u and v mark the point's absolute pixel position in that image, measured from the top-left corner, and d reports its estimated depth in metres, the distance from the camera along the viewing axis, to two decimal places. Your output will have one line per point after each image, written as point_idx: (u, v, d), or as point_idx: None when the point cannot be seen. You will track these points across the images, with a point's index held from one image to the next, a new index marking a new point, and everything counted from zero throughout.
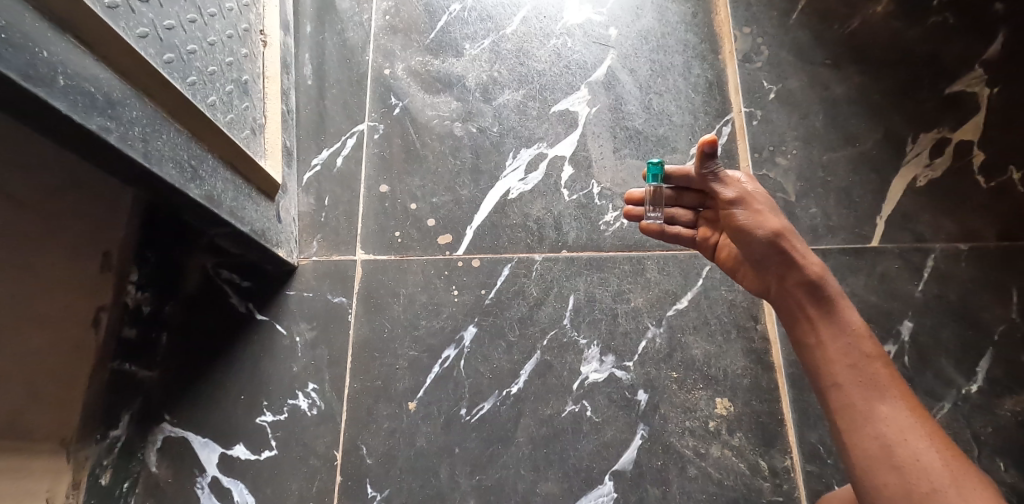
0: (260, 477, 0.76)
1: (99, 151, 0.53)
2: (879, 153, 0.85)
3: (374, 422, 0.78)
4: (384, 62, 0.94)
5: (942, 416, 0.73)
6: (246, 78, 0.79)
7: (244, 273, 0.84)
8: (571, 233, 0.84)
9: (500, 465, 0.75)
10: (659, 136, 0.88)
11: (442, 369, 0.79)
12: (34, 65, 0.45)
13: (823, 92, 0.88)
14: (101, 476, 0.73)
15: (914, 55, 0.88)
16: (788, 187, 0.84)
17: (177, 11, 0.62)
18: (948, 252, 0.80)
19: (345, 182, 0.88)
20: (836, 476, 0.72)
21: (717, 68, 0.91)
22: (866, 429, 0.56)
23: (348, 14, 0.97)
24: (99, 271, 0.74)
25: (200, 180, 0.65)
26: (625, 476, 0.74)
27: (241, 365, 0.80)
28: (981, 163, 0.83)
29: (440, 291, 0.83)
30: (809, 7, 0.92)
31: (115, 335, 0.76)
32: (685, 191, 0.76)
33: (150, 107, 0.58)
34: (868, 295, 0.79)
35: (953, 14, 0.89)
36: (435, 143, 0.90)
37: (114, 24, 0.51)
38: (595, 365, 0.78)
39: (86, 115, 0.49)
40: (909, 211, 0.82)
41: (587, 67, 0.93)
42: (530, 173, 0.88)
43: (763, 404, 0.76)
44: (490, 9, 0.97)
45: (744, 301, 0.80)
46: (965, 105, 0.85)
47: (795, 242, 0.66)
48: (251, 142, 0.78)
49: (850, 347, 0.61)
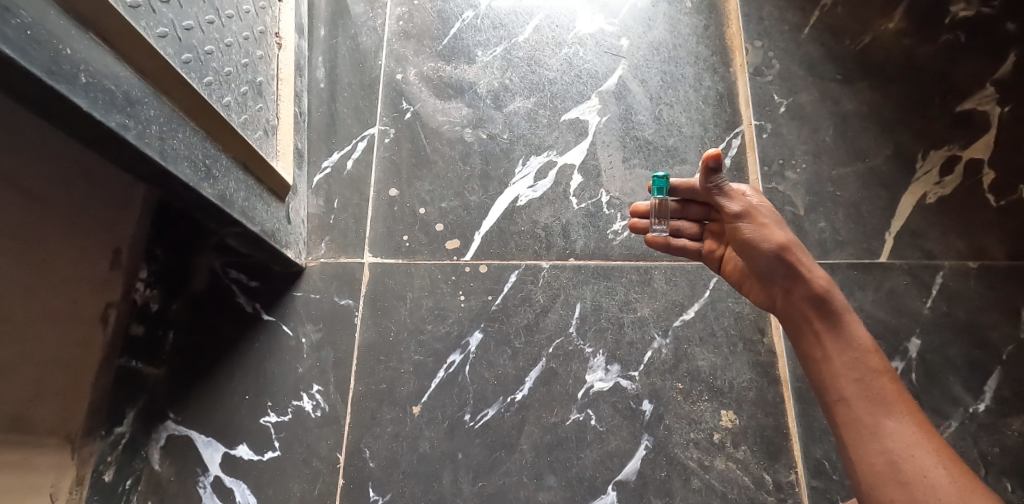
0: (262, 477, 0.76)
1: (117, 147, 0.53)
2: (888, 169, 0.85)
3: (377, 425, 0.77)
4: (396, 68, 0.95)
5: (949, 434, 0.73)
6: (260, 80, 0.80)
7: (251, 273, 0.84)
8: (579, 242, 0.85)
9: (502, 472, 0.75)
10: (668, 147, 0.89)
11: (446, 374, 0.79)
12: (57, 62, 0.45)
13: (833, 106, 0.89)
14: (105, 473, 0.72)
15: (924, 73, 0.88)
16: (796, 201, 0.84)
17: (195, 12, 0.63)
18: (956, 270, 0.80)
19: (354, 185, 0.89)
20: (841, 492, 0.72)
21: (728, 80, 0.92)
22: (873, 444, 0.56)
23: (361, 18, 0.98)
24: (108, 269, 0.74)
25: (214, 179, 0.66)
26: (628, 487, 0.73)
27: (245, 365, 0.80)
28: (991, 182, 0.83)
29: (447, 296, 0.83)
30: (821, 23, 0.93)
31: (121, 333, 0.75)
32: (690, 203, 0.77)
33: (168, 106, 0.58)
34: (875, 310, 0.79)
35: (965, 33, 0.89)
36: (445, 148, 0.90)
37: (136, 23, 0.52)
38: (600, 374, 0.78)
39: (106, 113, 0.50)
40: (917, 228, 0.82)
41: (598, 77, 0.93)
42: (539, 181, 0.88)
43: (769, 417, 0.75)
44: (503, 17, 0.98)
45: (750, 313, 0.80)
46: (975, 124, 0.85)
47: (800, 255, 0.66)
48: (264, 143, 0.79)
49: (855, 362, 0.61)
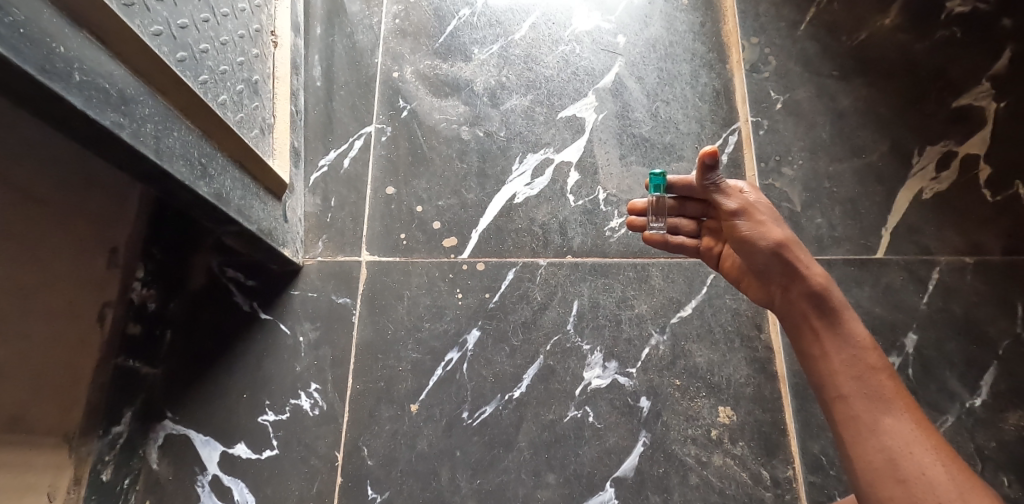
0: (260, 476, 0.76)
1: (111, 146, 0.53)
2: (885, 165, 0.85)
3: (375, 423, 0.77)
4: (392, 66, 0.95)
5: (946, 429, 0.73)
6: (256, 78, 0.80)
7: (249, 271, 0.84)
8: (577, 239, 0.85)
9: (500, 469, 0.75)
10: (665, 144, 0.89)
11: (444, 372, 0.79)
12: (51, 60, 0.45)
13: (830, 103, 0.89)
14: (102, 472, 0.72)
15: (920, 69, 0.88)
16: (793, 198, 0.85)
17: (190, 10, 0.62)
18: (953, 265, 0.80)
19: (352, 184, 0.89)
20: (838, 487, 0.72)
21: (724, 77, 0.92)
22: (872, 441, 0.56)
23: (358, 17, 0.98)
24: (104, 268, 0.74)
25: (210, 178, 0.65)
26: (626, 483, 0.73)
27: (243, 364, 0.80)
28: (988, 177, 0.83)
29: (444, 294, 0.83)
30: (817, 19, 0.93)
31: (119, 332, 0.76)
32: (687, 200, 0.77)
33: (163, 105, 0.58)
34: (872, 306, 0.79)
35: (961, 29, 0.89)
36: (441, 146, 0.90)
37: (129, 21, 0.52)
38: (598, 371, 0.78)
39: (100, 111, 0.50)
40: (914, 224, 0.82)
41: (595, 74, 0.93)
42: (536, 178, 0.88)
43: (766, 413, 0.76)
44: (499, 15, 0.97)
45: (748, 309, 0.80)
46: (971, 119, 0.85)
47: (798, 252, 0.66)
48: (260, 141, 0.79)
49: (854, 359, 0.61)
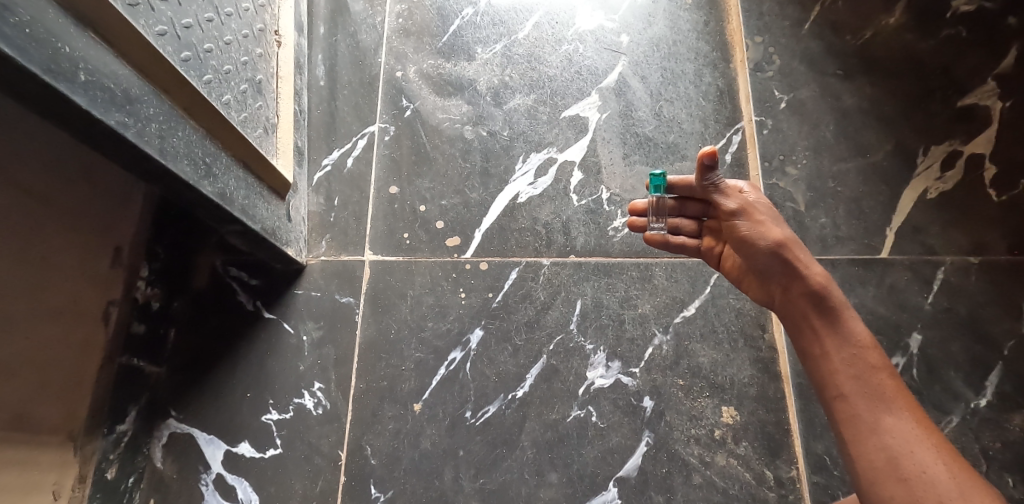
0: (264, 475, 0.76)
1: (116, 146, 0.53)
2: (890, 164, 0.85)
3: (378, 422, 0.78)
4: (395, 65, 0.95)
5: (950, 430, 0.73)
6: (260, 78, 0.80)
7: (252, 270, 0.84)
8: (580, 239, 0.84)
9: (503, 469, 0.75)
10: (669, 143, 0.89)
11: (447, 371, 0.79)
12: (56, 60, 0.45)
13: (834, 102, 0.88)
14: (108, 470, 0.73)
15: (925, 68, 0.88)
16: (797, 197, 0.84)
17: (194, 10, 0.63)
18: (958, 265, 0.80)
19: (355, 183, 0.89)
20: (841, 487, 0.72)
21: (728, 76, 0.92)
22: (873, 440, 0.56)
23: (360, 16, 0.98)
24: (109, 267, 0.74)
25: (214, 177, 0.66)
26: (629, 483, 0.73)
27: (247, 363, 0.80)
28: (993, 177, 0.82)
29: (447, 293, 0.83)
30: (821, 18, 0.93)
31: (122, 329, 0.76)
32: (688, 200, 0.77)
33: (168, 104, 0.58)
34: (877, 306, 0.79)
35: (966, 27, 0.89)
36: (445, 145, 0.90)
37: (135, 21, 0.52)
38: (601, 371, 0.78)
39: (106, 111, 0.50)
40: (918, 223, 0.82)
41: (598, 73, 0.93)
42: (539, 178, 0.88)
43: (770, 413, 0.75)
44: (502, 14, 0.97)
45: (751, 309, 0.80)
46: (976, 119, 0.85)
47: (798, 252, 0.66)
48: (264, 141, 0.79)
49: (854, 358, 0.61)
